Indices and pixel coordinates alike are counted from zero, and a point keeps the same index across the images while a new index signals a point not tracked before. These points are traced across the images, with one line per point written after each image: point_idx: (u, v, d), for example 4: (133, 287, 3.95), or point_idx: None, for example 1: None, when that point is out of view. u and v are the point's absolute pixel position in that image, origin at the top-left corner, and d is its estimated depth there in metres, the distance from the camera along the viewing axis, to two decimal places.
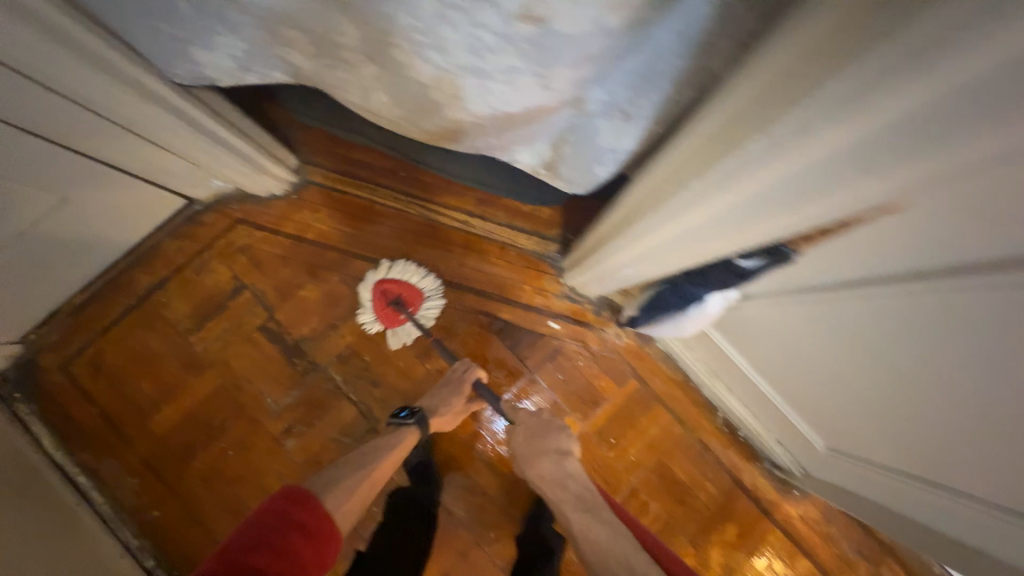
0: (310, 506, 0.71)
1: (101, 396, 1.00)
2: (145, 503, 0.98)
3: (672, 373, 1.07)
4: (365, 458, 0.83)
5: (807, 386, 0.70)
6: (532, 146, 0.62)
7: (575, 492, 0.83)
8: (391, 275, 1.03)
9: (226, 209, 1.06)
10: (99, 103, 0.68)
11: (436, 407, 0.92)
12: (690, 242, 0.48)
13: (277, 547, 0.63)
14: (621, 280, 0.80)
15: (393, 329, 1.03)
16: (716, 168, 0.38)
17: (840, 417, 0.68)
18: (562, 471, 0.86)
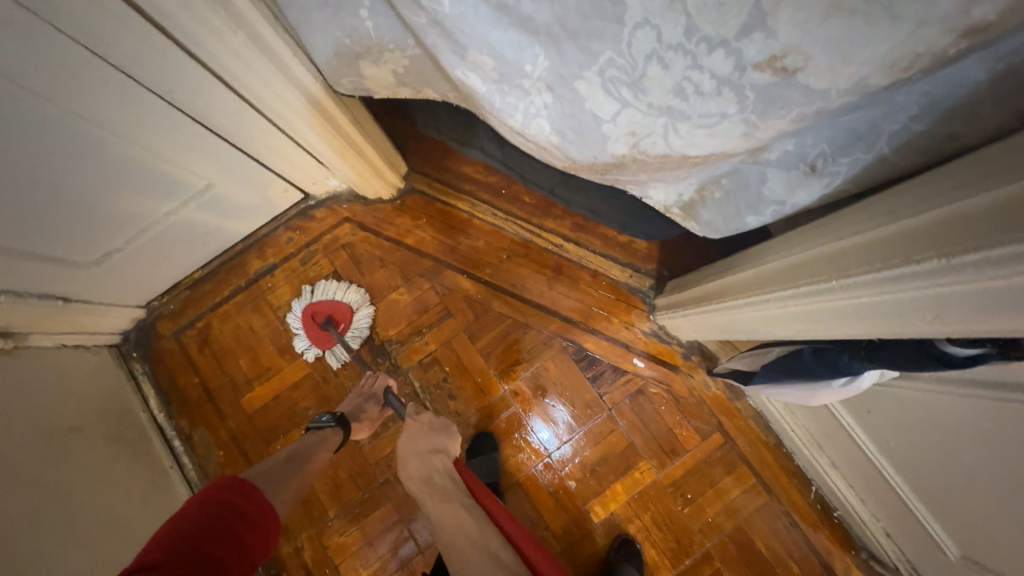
0: (248, 491, 0.62)
1: (203, 367, 1.07)
2: (226, 476, 1.02)
3: (761, 433, 0.99)
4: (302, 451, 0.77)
5: (957, 488, 0.60)
6: (674, 185, 0.60)
7: (438, 485, 0.74)
8: (316, 297, 1.06)
9: (337, 207, 1.12)
10: (257, 95, 0.75)
11: (355, 415, 0.90)
12: (866, 320, 0.43)
13: (223, 538, 0.55)
14: (731, 334, 0.75)
15: (329, 350, 1.05)
16: (940, 256, 0.34)
17: (994, 530, 0.59)
18: (429, 469, 0.77)
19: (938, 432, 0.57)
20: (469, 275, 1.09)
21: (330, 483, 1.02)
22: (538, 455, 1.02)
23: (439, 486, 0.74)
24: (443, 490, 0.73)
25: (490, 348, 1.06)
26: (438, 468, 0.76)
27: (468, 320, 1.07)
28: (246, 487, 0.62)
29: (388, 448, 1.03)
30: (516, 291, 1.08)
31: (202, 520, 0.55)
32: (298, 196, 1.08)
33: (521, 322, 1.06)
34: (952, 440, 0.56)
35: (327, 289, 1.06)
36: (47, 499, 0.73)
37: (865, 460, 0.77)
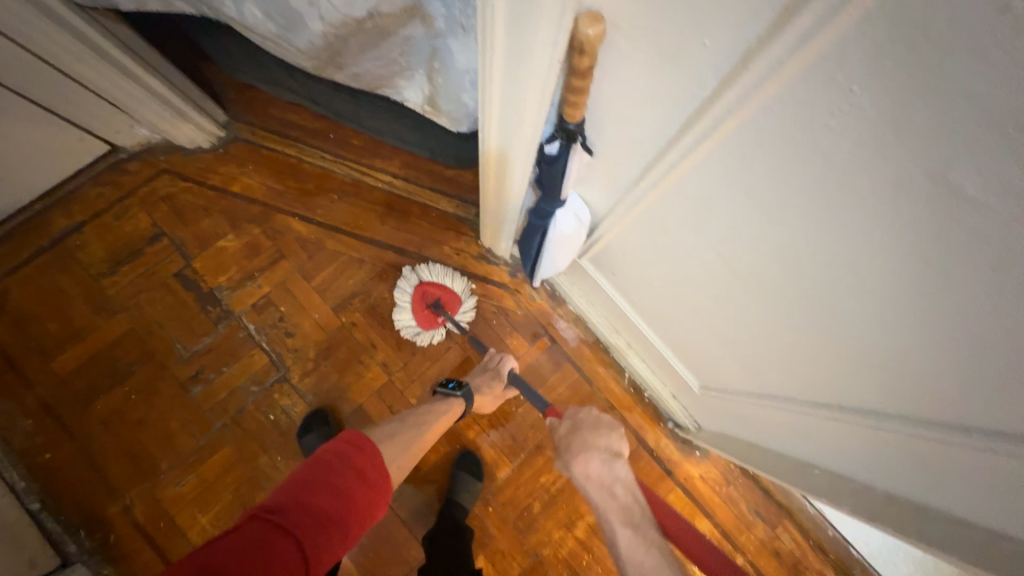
0: (370, 453, 0.64)
1: (2, 335, 0.99)
2: (37, 444, 0.96)
3: (581, 334, 1.11)
4: (425, 424, 0.82)
5: (684, 307, 0.72)
6: (410, 79, 0.66)
7: (624, 503, 0.68)
8: (432, 279, 1.06)
9: (152, 158, 1.08)
10: (18, 31, 0.73)
11: (478, 389, 0.94)
12: (511, 126, 0.53)
13: (339, 493, 0.58)
14: (511, 228, 0.85)
15: (432, 332, 1.05)
16: (481, 25, 0.44)
17: (707, 339, 0.73)
18: (611, 475, 0.71)
19: (647, 265, 0.71)
20: (301, 218, 1.10)
21: (160, 435, 0.99)
22: (381, 380, 1.06)
23: (619, 501, 0.68)
24: (630, 511, 0.67)
25: (327, 284, 1.08)
26: (622, 479, 0.70)
27: (302, 261, 1.09)
28: (372, 448, 0.64)
29: (224, 393, 1.02)
30: (350, 230, 1.11)
31: (328, 469, 0.59)
32: (101, 148, 1.04)
33: (356, 257, 1.10)
34: (653, 265, 0.70)
35: (444, 273, 1.06)
36: None
37: (633, 328, 0.90)
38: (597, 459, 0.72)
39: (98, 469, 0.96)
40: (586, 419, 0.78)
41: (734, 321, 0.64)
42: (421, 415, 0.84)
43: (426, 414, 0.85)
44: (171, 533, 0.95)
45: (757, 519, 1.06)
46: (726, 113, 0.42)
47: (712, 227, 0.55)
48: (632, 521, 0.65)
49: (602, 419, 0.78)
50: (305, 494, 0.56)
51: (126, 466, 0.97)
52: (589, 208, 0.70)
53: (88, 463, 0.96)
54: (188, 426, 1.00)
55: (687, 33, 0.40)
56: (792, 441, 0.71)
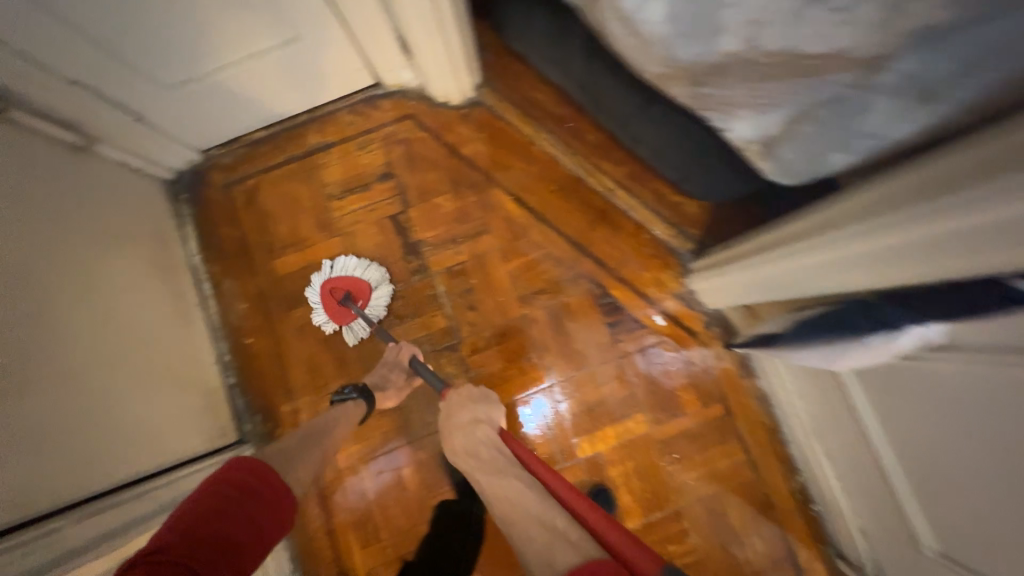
0: (259, 473, 0.63)
1: (244, 223, 1.10)
2: (245, 328, 1.07)
3: (762, 416, 1.00)
4: (325, 432, 0.81)
5: (968, 484, 0.58)
6: (758, 113, 0.59)
7: (488, 458, 0.75)
8: (335, 273, 1.04)
9: (404, 102, 1.12)
10: None
11: (380, 385, 0.94)
12: (947, 251, 0.43)
13: (238, 517, 0.58)
14: (767, 296, 0.77)
15: (348, 326, 1.03)
16: None
17: (981, 527, 0.58)
18: (474, 441, 0.79)
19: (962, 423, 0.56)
20: (515, 198, 1.09)
21: (338, 358, 1.06)
22: (540, 383, 1.03)
23: (482, 458, 0.75)
24: (493, 462, 0.73)
25: (519, 272, 1.07)
26: (486, 440, 0.78)
27: (504, 241, 1.08)
28: (260, 469, 0.63)
29: (399, 341, 1.06)
30: (557, 225, 1.08)
31: (226, 498, 0.58)
32: (368, 81, 1.09)
33: (554, 255, 1.07)
34: (969, 426, 0.55)
35: (345, 264, 1.05)
36: (79, 299, 0.78)
37: (865, 448, 0.77)
38: (460, 435, 0.81)
39: (283, 369, 1.06)
40: (456, 399, 0.87)
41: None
42: (323, 427, 0.82)
43: (328, 423, 0.84)
44: None
45: None
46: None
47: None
48: (496, 468, 0.71)
49: (471, 396, 0.87)
50: (196, 526, 0.54)
51: (305, 374, 1.05)
52: (942, 334, 0.53)
53: (277, 360, 1.06)
54: (362, 359, 1.06)
55: None
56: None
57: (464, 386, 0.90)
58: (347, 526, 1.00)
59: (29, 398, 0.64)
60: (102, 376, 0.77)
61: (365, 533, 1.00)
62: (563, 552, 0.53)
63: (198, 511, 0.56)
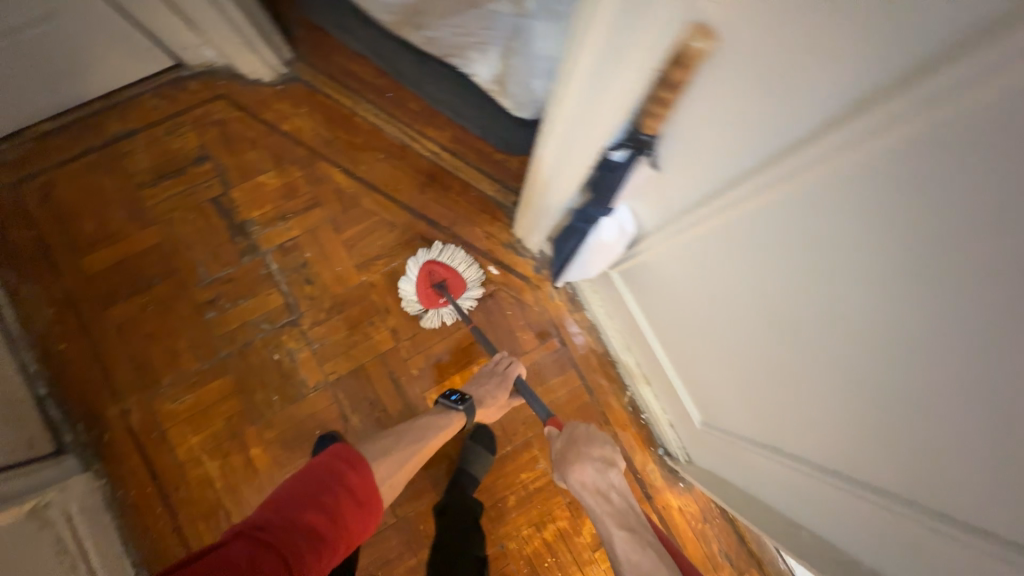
0: (359, 470, 0.65)
1: (42, 222, 1.02)
2: (54, 334, 0.99)
3: (592, 343, 1.10)
4: (425, 438, 0.83)
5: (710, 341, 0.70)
6: (484, 52, 0.66)
7: (618, 507, 0.77)
8: (442, 259, 1.05)
9: (213, 81, 1.10)
10: None
11: (483, 396, 0.92)
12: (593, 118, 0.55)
13: (329, 506, 0.60)
14: (543, 225, 0.87)
15: (434, 310, 1.05)
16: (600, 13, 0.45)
17: (729, 379, 0.69)
18: (605, 483, 0.78)
19: (688, 291, 0.68)
20: (343, 170, 1.11)
21: (168, 351, 1.01)
22: (387, 344, 1.06)
23: (615, 506, 0.77)
24: (625, 517, 0.76)
25: (354, 240, 1.09)
26: (616, 486, 0.78)
27: (336, 212, 1.09)
28: (358, 462, 0.65)
29: (235, 323, 1.03)
30: (388, 191, 1.11)
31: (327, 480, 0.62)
32: (166, 61, 1.05)
33: (388, 220, 1.10)
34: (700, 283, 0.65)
35: (453, 255, 1.06)
36: None
37: (647, 353, 0.89)
38: (590, 471, 0.78)
39: (106, 370, 0.99)
40: (579, 432, 0.82)
41: (769, 372, 0.60)
42: (428, 424, 0.86)
43: (429, 423, 0.86)
44: (163, 449, 0.98)
45: (726, 563, 1.04)
46: (831, 141, 0.39)
47: (774, 272, 0.52)
48: (628, 524, 0.75)
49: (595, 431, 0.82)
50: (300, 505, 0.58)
51: (132, 372, 1.00)
52: (637, 221, 0.72)
53: (97, 362, 0.99)
54: (197, 348, 1.02)
55: (807, 49, 0.38)
56: (818, 519, 0.63)
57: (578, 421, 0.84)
58: (197, 521, 0.97)
59: None
60: None
61: (219, 522, 0.97)
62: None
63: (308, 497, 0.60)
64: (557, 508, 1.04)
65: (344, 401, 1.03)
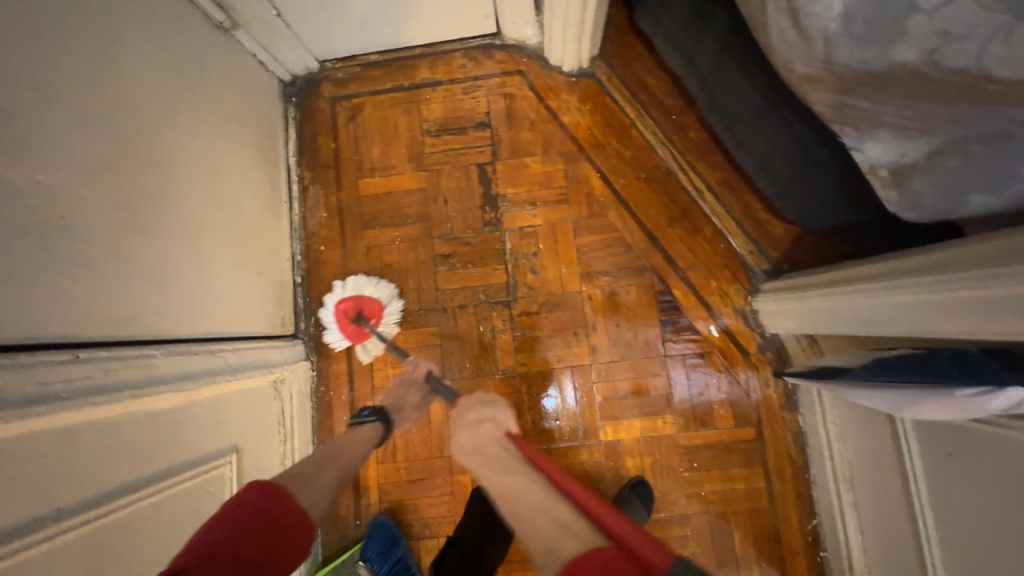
0: (278, 497, 0.61)
1: (343, 138, 1.15)
2: (319, 235, 1.13)
3: (793, 451, 0.98)
4: (346, 455, 0.77)
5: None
6: (903, 140, 0.57)
7: (494, 453, 0.70)
8: (347, 292, 1.05)
9: (518, 57, 1.14)
10: None
11: (397, 406, 0.91)
12: None
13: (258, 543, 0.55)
14: (839, 328, 0.76)
15: (361, 344, 1.04)
16: None
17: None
18: (481, 438, 0.74)
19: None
20: (602, 177, 1.09)
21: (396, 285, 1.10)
22: (582, 358, 1.05)
23: (489, 453, 0.70)
24: (496, 459, 0.69)
25: (587, 248, 1.08)
26: (494, 437, 0.73)
27: (579, 214, 1.08)
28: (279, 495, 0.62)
29: (457, 283, 1.09)
30: (637, 212, 1.07)
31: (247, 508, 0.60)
32: (490, 29, 1.11)
33: (626, 241, 1.07)
34: None
35: (357, 283, 1.06)
36: (210, 158, 0.88)
37: (904, 513, 0.75)
38: (464, 431, 0.75)
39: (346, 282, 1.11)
40: (463, 404, 0.82)
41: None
42: (339, 447, 0.78)
43: (343, 445, 0.79)
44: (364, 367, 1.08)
45: None
46: None
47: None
48: (501, 465, 0.67)
49: (476, 399, 0.82)
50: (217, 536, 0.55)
51: None
52: None
53: (341, 272, 1.11)
54: (419, 292, 1.09)
55: None
56: None
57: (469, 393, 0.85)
58: None
59: (134, 239, 0.69)
60: (202, 241, 0.83)
61: (385, 452, 1.05)
62: (568, 542, 0.54)
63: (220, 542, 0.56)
64: None
65: (524, 395, 1.05)
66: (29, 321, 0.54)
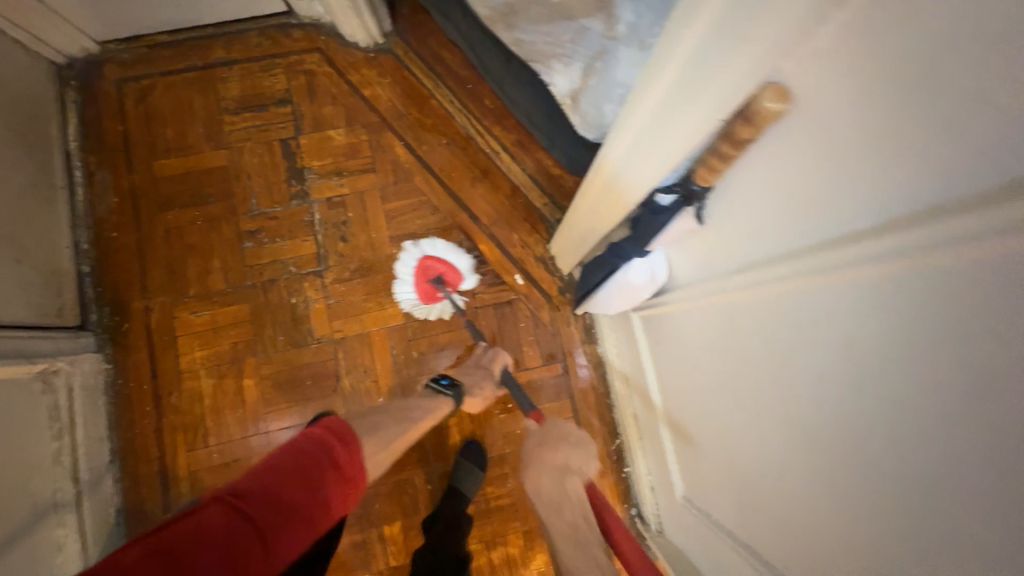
0: (348, 445, 0.61)
1: (132, 120, 1.10)
2: (110, 222, 1.07)
3: (594, 380, 1.07)
4: (412, 420, 0.80)
5: (703, 412, 0.67)
6: (567, 61, 0.65)
7: (569, 520, 0.65)
8: (437, 255, 1.07)
9: (315, 34, 1.16)
10: None
11: (472, 388, 0.93)
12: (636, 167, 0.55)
13: (313, 484, 0.54)
14: (578, 253, 0.87)
15: (437, 307, 1.06)
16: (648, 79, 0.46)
17: (716, 444, 0.63)
18: (561, 491, 0.69)
19: (690, 340, 0.67)
20: (406, 144, 1.14)
21: (200, 267, 1.06)
22: (397, 320, 1.07)
23: (565, 519, 0.65)
24: (575, 530, 0.63)
25: (397, 213, 1.11)
26: (571, 495, 0.68)
27: (387, 181, 1.12)
28: (344, 436, 0.61)
29: (266, 259, 1.07)
30: (441, 175, 1.13)
31: (306, 468, 0.55)
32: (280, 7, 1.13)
33: (432, 202, 1.12)
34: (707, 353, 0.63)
35: (444, 249, 1.08)
36: None
37: (653, 413, 0.85)
38: (545, 479, 0.71)
39: (144, 268, 1.06)
40: (551, 433, 0.80)
41: (737, 429, 0.58)
42: (411, 409, 0.82)
43: (421, 410, 0.83)
44: (167, 353, 1.03)
45: None
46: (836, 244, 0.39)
47: (797, 342, 0.46)
48: (577, 540, 0.62)
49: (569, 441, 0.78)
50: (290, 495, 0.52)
51: (164, 276, 1.06)
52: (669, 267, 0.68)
53: (138, 259, 1.06)
54: (227, 271, 1.07)
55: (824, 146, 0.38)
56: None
57: (551, 421, 0.82)
58: (177, 429, 1.00)
59: None
60: None
61: (194, 439, 1.00)
62: None
63: (305, 452, 0.57)
64: (511, 532, 1.01)
65: (342, 362, 1.05)
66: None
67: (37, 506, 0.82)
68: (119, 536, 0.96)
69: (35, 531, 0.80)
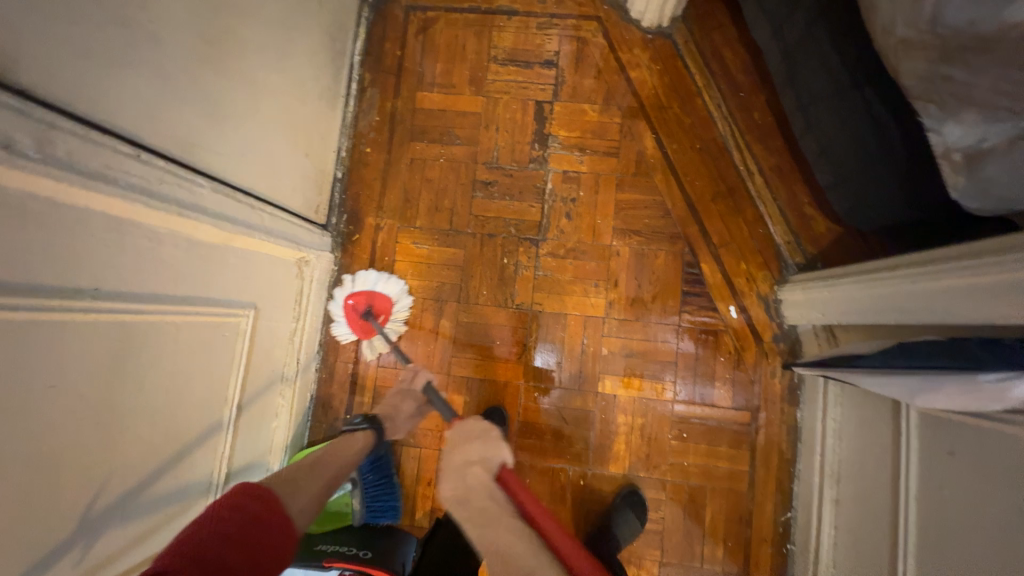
0: (265, 499, 0.59)
1: (408, 47, 1.15)
2: (367, 137, 1.14)
3: (783, 443, 0.98)
4: (336, 463, 0.76)
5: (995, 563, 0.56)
6: (989, 120, 0.55)
7: (479, 505, 0.63)
8: (357, 288, 1.05)
9: (598, 4, 1.13)
10: None
11: (393, 415, 0.93)
12: None
13: (229, 540, 0.50)
14: (871, 318, 0.76)
15: (369, 340, 1.04)
16: None
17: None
18: (467, 484, 0.67)
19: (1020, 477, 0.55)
20: (656, 139, 1.09)
21: (432, 201, 1.11)
22: (596, 311, 1.05)
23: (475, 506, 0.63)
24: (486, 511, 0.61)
25: (626, 205, 1.07)
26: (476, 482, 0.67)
27: (626, 171, 1.08)
28: (257, 490, 0.59)
29: (491, 213, 1.09)
30: (683, 180, 1.07)
31: (221, 538, 0.50)
32: None
33: (665, 205, 1.06)
34: None
35: (367, 278, 1.06)
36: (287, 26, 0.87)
37: (887, 509, 0.75)
38: (449, 480, 0.69)
39: (383, 188, 1.12)
40: (465, 430, 0.76)
41: None
42: (330, 450, 0.78)
43: (336, 448, 0.80)
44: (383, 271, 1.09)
45: None
46: None
47: None
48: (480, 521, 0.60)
49: (472, 432, 0.76)
50: (209, 550, 0.48)
51: (398, 200, 1.12)
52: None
53: (381, 177, 1.12)
54: (453, 212, 1.10)
55: None
56: None
57: (461, 422, 0.78)
58: None
59: (206, 70, 0.68)
60: (264, 98, 0.84)
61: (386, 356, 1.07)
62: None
63: (216, 519, 0.52)
64: (648, 559, 0.98)
65: (532, 333, 1.06)
66: (94, 101, 0.54)
67: (272, 373, 0.93)
68: (306, 418, 1.05)
69: (266, 395, 0.92)
